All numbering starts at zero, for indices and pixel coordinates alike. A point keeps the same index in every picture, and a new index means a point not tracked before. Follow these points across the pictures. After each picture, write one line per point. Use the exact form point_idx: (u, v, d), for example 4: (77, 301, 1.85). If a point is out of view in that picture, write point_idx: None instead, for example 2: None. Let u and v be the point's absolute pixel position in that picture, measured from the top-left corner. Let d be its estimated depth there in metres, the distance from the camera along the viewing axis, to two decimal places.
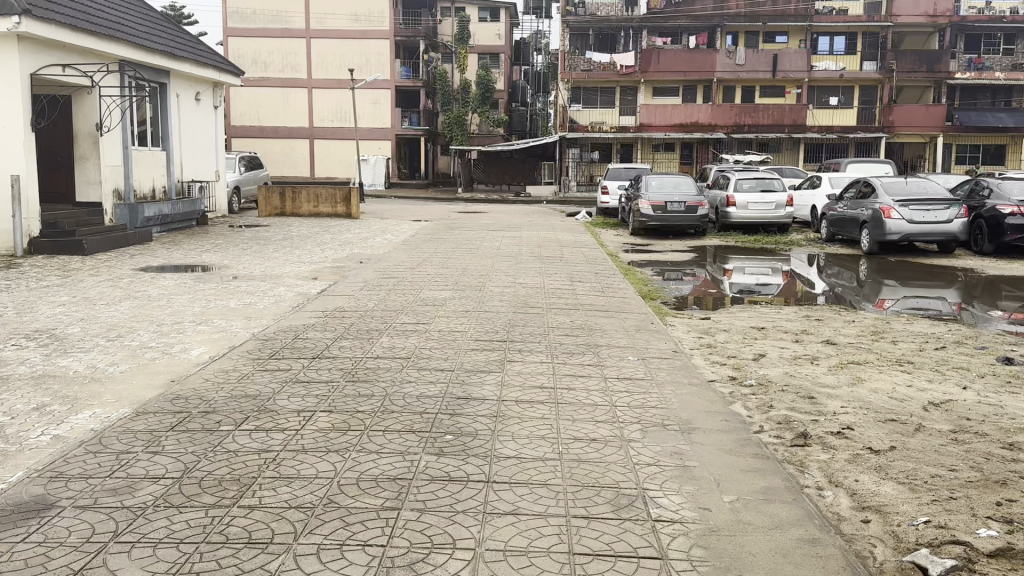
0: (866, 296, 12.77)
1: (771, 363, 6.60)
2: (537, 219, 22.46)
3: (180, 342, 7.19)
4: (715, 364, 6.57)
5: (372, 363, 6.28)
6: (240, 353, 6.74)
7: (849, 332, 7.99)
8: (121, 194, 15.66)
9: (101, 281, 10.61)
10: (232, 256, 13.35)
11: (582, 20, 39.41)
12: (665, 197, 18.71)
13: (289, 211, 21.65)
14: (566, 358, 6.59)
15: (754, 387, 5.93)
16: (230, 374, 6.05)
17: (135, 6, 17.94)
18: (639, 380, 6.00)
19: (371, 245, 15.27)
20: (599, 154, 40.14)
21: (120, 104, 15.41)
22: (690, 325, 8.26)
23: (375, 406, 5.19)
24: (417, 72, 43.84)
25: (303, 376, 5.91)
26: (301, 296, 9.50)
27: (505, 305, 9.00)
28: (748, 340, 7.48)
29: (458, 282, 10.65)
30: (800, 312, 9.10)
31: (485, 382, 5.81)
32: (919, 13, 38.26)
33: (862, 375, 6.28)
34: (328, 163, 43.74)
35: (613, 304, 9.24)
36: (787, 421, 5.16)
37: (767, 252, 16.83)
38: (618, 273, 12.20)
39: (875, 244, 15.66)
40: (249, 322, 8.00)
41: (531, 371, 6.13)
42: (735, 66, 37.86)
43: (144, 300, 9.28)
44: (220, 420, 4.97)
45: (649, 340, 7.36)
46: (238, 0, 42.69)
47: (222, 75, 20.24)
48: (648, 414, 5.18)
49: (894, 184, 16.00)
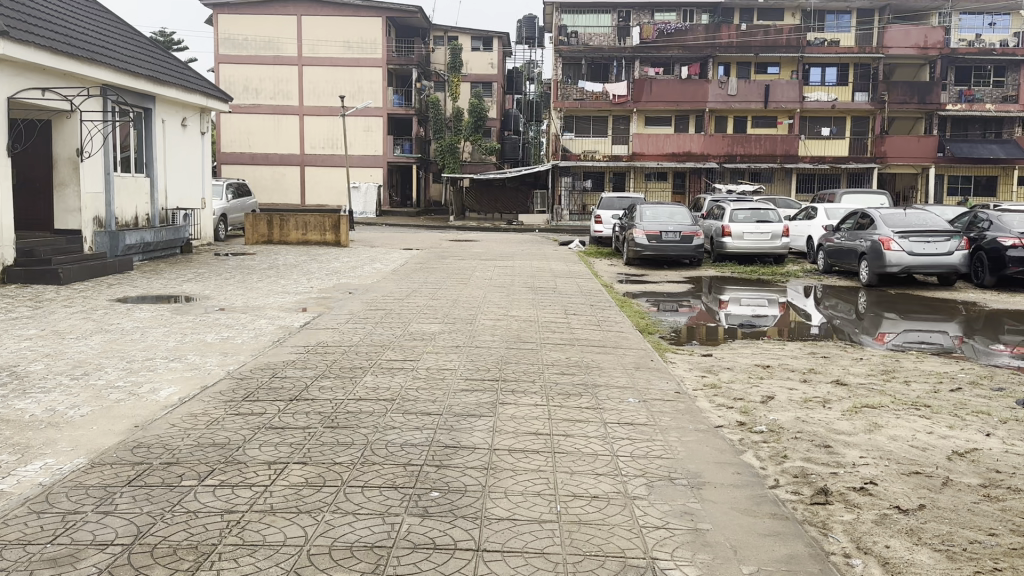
0: (866, 329, 12.41)
1: (779, 407, 6.18)
2: (529, 249, 22.13)
3: (149, 381, 6.72)
4: (720, 408, 6.13)
5: (354, 406, 5.82)
6: (212, 394, 6.27)
7: (859, 372, 7.59)
8: (102, 221, 15.23)
9: (73, 313, 10.14)
10: (215, 286, 12.91)
11: (574, 50, 39.35)
12: (660, 226, 18.36)
13: (277, 238, 21.23)
14: (561, 400, 6.15)
15: (764, 434, 5.50)
16: (200, 419, 5.60)
17: (122, 30, 17.70)
18: (641, 426, 5.57)
19: (359, 275, 14.86)
20: (591, 182, 40.01)
21: (102, 130, 15.03)
22: (691, 363, 7.84)
23: (355, 456, 4.75)
24: (410, 100, 43.81)
25: (277, 421, 5.45)
26: (282, 330, 9.04)
27: (497, 339, 8.57)
28: (753, 380, 7.06)
29: (448, 314, 10.21)
30: (805, 349, 8.70)
31: (477, 427, 5.38)
32: (910, 46, 38.19)
33: (878, 421, 5.85)
34: (318, 191, 43.47)
35: (609, 339, 8.80)
36: (804, 475, 4.75)
37: (764, 283, 16.49)
38: (614, 305, 11.80)
39: (874, 276, 15.34)
40: (225, 359, 7.55)
41: (523, 416, 5.68)
42: (727, 96, 37.87)
43: (117, 333, 8.82)
44: (183, 473, 4.52)
45: (649, 380, 6.93)
46: (229, 27, 42.51)
47: (210, 100, 19.89)
48: (652, 465, 4.75)
49: (893, 216, 15.72)
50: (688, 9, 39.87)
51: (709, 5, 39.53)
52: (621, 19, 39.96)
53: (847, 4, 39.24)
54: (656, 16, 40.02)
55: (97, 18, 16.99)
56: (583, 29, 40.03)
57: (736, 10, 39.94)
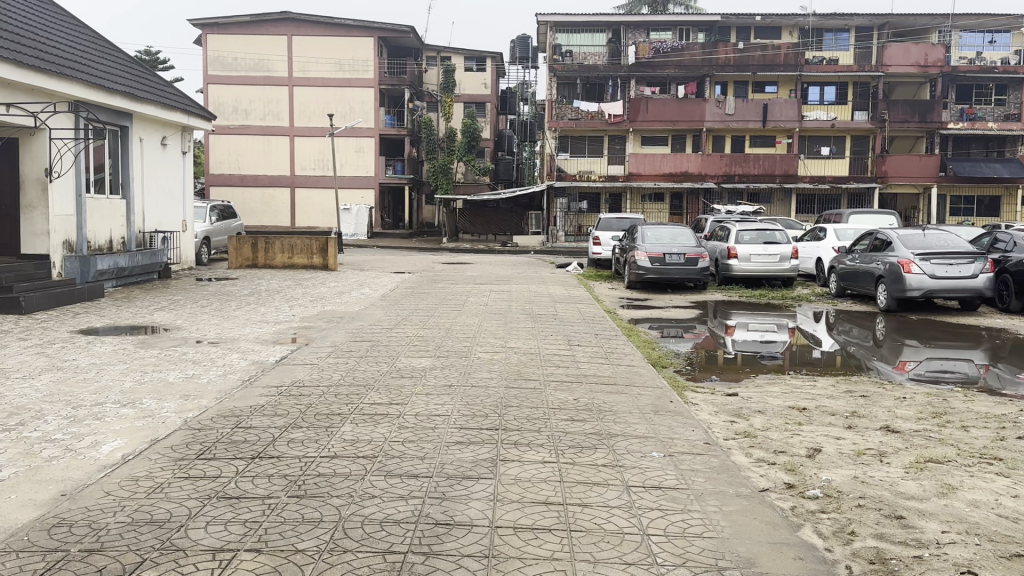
0: (884, 357, 11.53)
1: (831, 463, 5.28)
2: (526, 272, 21.20)
3: (93, 433, 5.75)
4: (761, 464, 5.22)
5: (326, 466, 4.87)
6: (162, 450, 5.32)
7: (907, 415, 6.68)
8: (73, 245, 14.28)
9: (26, 348, 9.12)
10: (187, 316, 11.94)
11: (569, 70, 38.66)
12: (663, 249, 17.47)
13: (262, 262, 20.30)
14: (572, 455, 5.19)
15: (820, 500, 4.62)
16: (140, 485, 4.64)
17: (100, 46, 16.90)
18: (673, 491, 4.63)
19: (345, 301, 13.92)
20: (587, 204, 39.26)
21: (73, 148, 14.12)
22: (715, 404, 6.90)
23: (323, 540, 3.81)
24: (402, 120, 43.02)
25: (233, 490, 4.51)
26: (254, 367, 8.08)
27: (496, 377, 7.61)
28: (791, 427, 6.13)
29: (441, 347, 9.24)
30: (840, 387, 7.78)
31: (475, 493, 4.46)
32: (909, 63, 37.64)
33: (952, 482, 4.92)
34: (308, 213, 42.62)
35: (620, 375, 7.86)
36: (883, 560, 3.83)
37: (774, 308, 15.62)
38: (621, 334, 10.88)
39: (893, 301, 14.49)
40: (185, 403, 6.60)
41: (531, 478, 4.74)
42: (724, 116, 37.25)
43: (69, 371, 7.84)
44: (105, 567, 3.57)
45: (672, 427, 6.01)
46: (220, 47, 41.80)
47: (192, 119, 18.97)
48: (694, 550, 3.82)
49: (911, 237, 14.95)
50: (684, 28, 39.17)
51: (705, 24, 38.86)
52: (616, 38, 39.41)
53: (845, 22, 38.79)
54: (651, 34, 39.25)
55: (72, 31, 16.08)
56: (577, 48, 39.46)
57: (733, 29, 39.39)
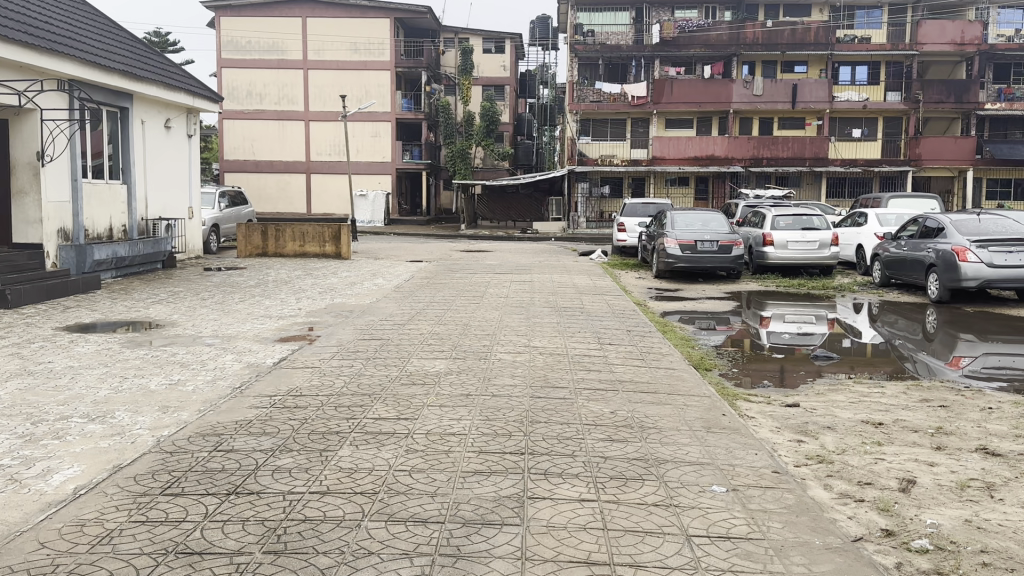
0: (937, 351, 10.44)
1: (931, 500, 4.32)
2: (548, 260, 20.25)
3: (47, 458, 4.87)
4: (845, 500, 4.29)
5: (314, 508, 3.97)
6: (123, 482, 4.43)
7: (1002, 432, 5.69)
8: (69, 234, 13.48)
9: (2, 347, 8.31)
10: (185, 310, 11.08)
11: (591, 50, 37.36)
12: (694, 235, 16.43)
13: (272, 250, 19.47)
14: (615, 491, 4.26)
15: (933, 555, 3.66)
16: (85, 534, 3.75)
17: (98, 22, 15.99)
18: (746, 543, 3.69)
19: (355, 293, 13.03)
20: (609, 188, 38.20)
21: (68, 131, 13.29)
22: (775, 418, 5.95)
23: None
24: (418, 104, 41.98)
25: (197, 544, 3.60)
26: (248, 371, 7.19)
27: (519, 384, 6.68)
28: (870, 450, 5.18)
29: (458, 346, 8.32)
30: (913, 396, 6.79)
31: (496, 549, 3.54)
32: (946, 41, 36.25)
33: None
34: (324, 199, 41.83)
35: (661, 382, 6.89)
36: None
37: (813, 299, 14.56)
38: (654, 330, 9.92)
39: (946, 292, 13.39)
40: (163, 418, 5.72)
41: (567, 525, 3.81)
42: (752, 96, 35.82)
43: (41, 377, 6.99)
44: None
45: (730, 449, 5.06)
46: (232, 30, 41.02)
47: (198, 100, 18.08)
48: None
49: (965, 222, 13.84)
50: (710, 6, 37.93)
51: (732, 2, 37.57)
52: (639, 17, 38.13)
53: None
54: (676, 13, 37.99)
55: (67, 8, 15.13)
56: (599, 28, 38.16)
57: (760, 7, 37.88)
